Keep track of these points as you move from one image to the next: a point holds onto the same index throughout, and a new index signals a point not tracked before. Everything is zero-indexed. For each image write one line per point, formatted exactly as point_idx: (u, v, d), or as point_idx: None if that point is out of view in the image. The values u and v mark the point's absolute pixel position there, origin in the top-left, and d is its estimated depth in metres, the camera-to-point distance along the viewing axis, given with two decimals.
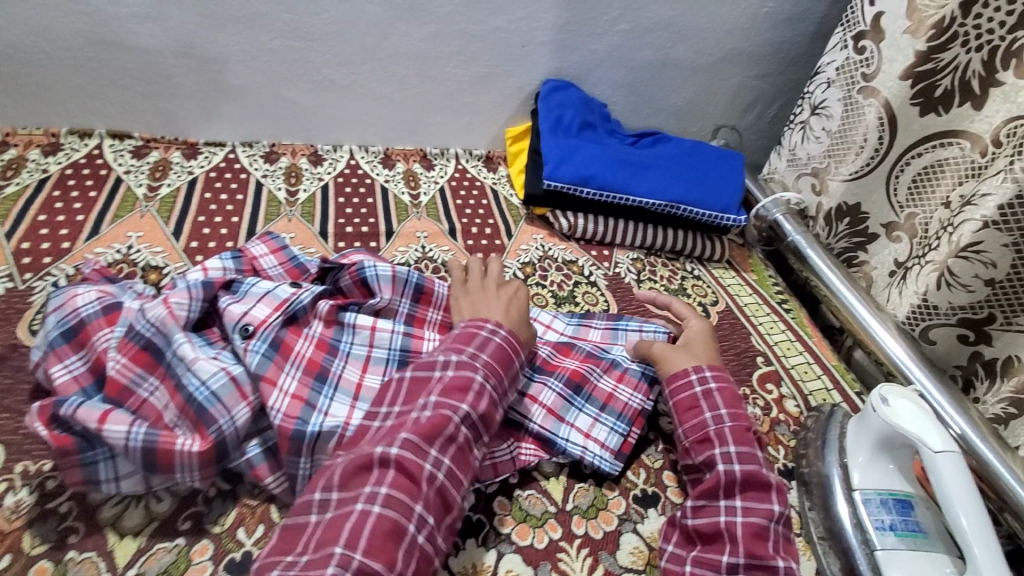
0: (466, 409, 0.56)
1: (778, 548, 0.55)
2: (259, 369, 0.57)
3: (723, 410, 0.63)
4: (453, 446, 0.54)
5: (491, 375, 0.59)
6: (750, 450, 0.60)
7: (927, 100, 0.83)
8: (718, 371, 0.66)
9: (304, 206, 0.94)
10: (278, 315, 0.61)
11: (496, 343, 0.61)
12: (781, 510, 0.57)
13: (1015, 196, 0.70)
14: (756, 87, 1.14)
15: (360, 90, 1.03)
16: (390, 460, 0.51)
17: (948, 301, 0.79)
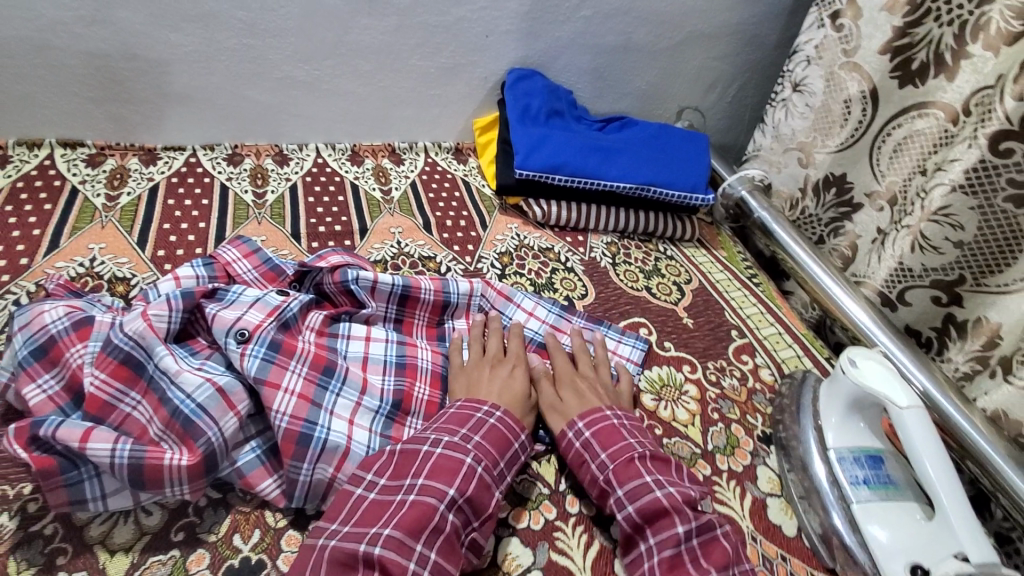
0: (453, 494, 0.52)
1: (699, 567, 0.53)
2: (260, 373, 0.56)
3: (603, 456, 0.61)
4: (440, 537, 0.50)
5: (483, 458, 0.56)
6: (639, 480, 0.58)
7: (905, 73, 0.86)
8: (592, 417, 0.63)
9: (273, 208, 0.92)
10: (272, 320, 0.61)
11: (490, 425, 0.59)
12: (687, 530, 0.54)
13: (979, 160, 0.75)
14: (716, 68, 1.17)
15: (324, 86, 1.01)
16: (374, 561, 0.47)
17: (922, 263, 0.84)
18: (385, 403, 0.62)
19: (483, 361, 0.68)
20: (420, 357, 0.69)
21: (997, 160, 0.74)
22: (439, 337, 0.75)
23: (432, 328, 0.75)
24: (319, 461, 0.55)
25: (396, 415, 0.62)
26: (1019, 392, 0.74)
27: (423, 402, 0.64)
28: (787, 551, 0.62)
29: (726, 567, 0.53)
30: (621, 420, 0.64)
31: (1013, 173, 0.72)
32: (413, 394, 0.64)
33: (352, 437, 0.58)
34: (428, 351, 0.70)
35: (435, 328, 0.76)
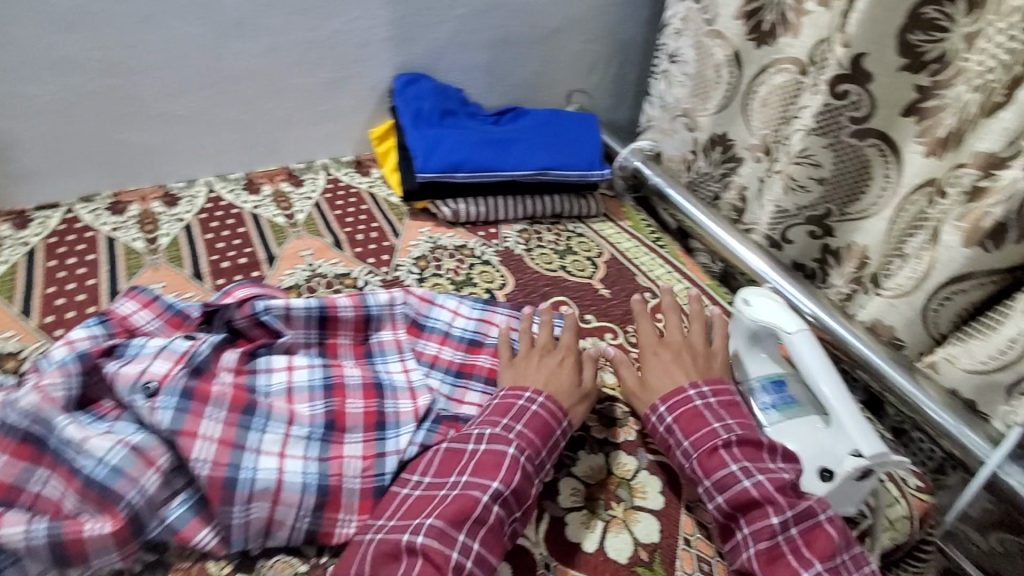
0: (496, 486, 0.56)
1: (801, 558, 0.56)
2: (173, 425, 0.54)
3: (687, 443, 0.64)
4: (483, 528, 0.54)
5: (525, 447, 0.60)
6: (725, 470, 0.61)
7: (759, 34, 0.95)
8: (674, 400, 0.67)
9: (170, 251, 0.88)
10: (181, 367, 0.59)
11: (532, 412, 0.63)
12: (783, 520, 0.57)
13: (824, 105, 0.84)
14: (595, 49, 1.22)
15: (204, 117, 0.97)
16: (416, 548, 0.52)
17: (795, 203, 0.93)
18: (316, 427, 0.61)
19: (531, 352, 0.72)
20: (347, 376, 0.68)
21: (837, 102, 0.83)
22: (366, 353, 0.75)
23: (358, 345, 0.75)
24: (251, 500, 0.54)
25: (332, 435, 0.61)
26: (886, 301, 0.81)
27: (359, 415, 0.64)
28: None
29: (831, 555, 0.56)
30: (705, 402, 0.66)
31: (851, 112, 0.82)
32: (346, 411, 0.64)
33: (285, 469, 0.56)
34: (356, 368, 0.70)
35: (361, 345, 0.75)
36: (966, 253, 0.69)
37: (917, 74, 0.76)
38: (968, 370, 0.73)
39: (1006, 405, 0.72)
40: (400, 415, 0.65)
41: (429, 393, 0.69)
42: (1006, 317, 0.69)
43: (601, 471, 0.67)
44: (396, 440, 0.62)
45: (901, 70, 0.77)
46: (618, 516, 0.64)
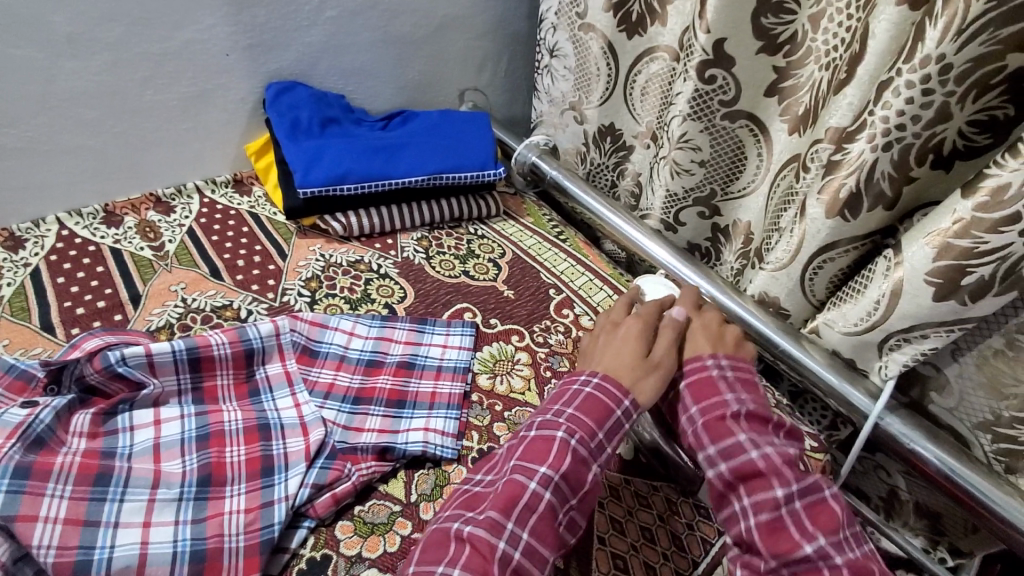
0: (545, 473, 0.54)
1: (805, 532, 0.53)
2: (6, 511, 0.48)
3: (694, 409, 0.62)
4: (533, 516, 0.52)
5: (576, 430, 0.57)
6: (732, 438, 0.58)
7: (629, 24, 0.97)
8: (690, 368, 0.64)
9: (11, 302, 0.78)
10: (14, 442, 0.51)
11: (587, 394, 0.59)
12: (787, 492, 0.55)
13: (695, 91, 0.86)
14: (482, 46, 1.20)
15: (42, 147, 0.86)
16: (463, 537, 0.51)
17: (682, 187, 0.96)
18: (189, 485, 0.55)
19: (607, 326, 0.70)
20: (227, 420, 0.62)
21: (707, 88, 0.85)
22: (250, 392, 0.68)
23: (240, 384, 0.68)
24: None
25: (208, 491, 0.56)
26: (771, 275, 0.85)
27: (240, 462, 0.59)
28: (629, 474, 0.69)
29: (834, 530, 0.53)
30: (722, 373, 0.63)
31: (721, 95, 0.85)
32: (224, 461, 0.58)
33: (150, 539, 0.51)
34: (237, 410, 0.64)
35: (244, 383, 0.69)
36: (829, 223, 0.73)
37: (773, 56, 0.81)
38: (844, 332, 0.78)
39: (879, 360, 0.77)
40: (290, 455, 0.61)
41: (323, 425, 0.64)
42: (869, 279, 0.73)
43: None
44: (285, 485, 0.58)
45: (759, 53, 0.81)
46: None
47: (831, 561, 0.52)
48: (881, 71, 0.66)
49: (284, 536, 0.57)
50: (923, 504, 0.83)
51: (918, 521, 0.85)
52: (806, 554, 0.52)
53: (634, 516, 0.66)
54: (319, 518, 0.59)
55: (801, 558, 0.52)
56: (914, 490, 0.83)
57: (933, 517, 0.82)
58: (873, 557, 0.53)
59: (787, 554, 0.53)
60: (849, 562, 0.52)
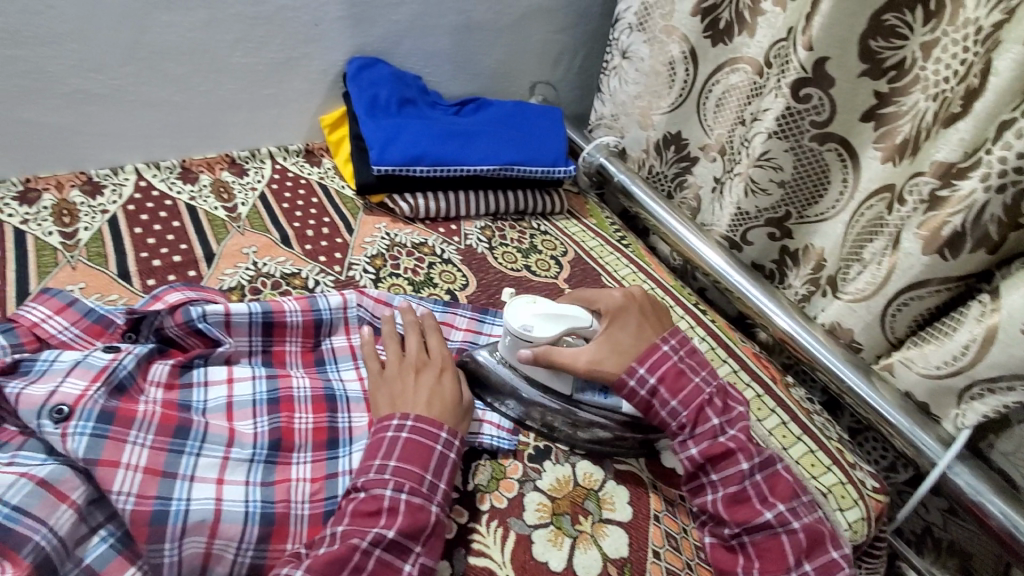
0: (379, 531, 0.50)
1: (766, 500, 0.61)
2: (90, 453, 0.47)
3: (673, 401, 0.64)
4: None
5: (404, 483, 0.53)
6: (708, 424, 0.63)
7: (715, 32, 0.94)
8: (652, 360, 0.65)
9: (90, 247, 0.79)
10: (99, 385, 0.51)
11: (404, 441, 0.55)
12: (751, 465, 0.62)
13: (785, 108, 0.84)
14: (559, 41, 1.19)
15: (129, 97, 0.86)
16: None
17: (755, 206, 0.93)
18: (261, 447, 0.56)
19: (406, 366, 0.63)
20: (297, 387, 0.62)
21: (800, 106, 0.83)
22: (316, 361, 0.69)
23: (308, 352, 0.69)
24: (185, 536, 0.48)
25: (277, 456, 0.56)
26: (847, 306, 0.84)
27: (308, 431, 0.59)
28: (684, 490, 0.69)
29: (791, 496, 0.61)
30: (680, 358, 0.66)
31: (813, 116, 0.82)
32: (294, 427, 0.58)
33: (223, 497, 0.51)
34: (305, 377, 0.64)
35: (311, 351, 0.69)
36: (925, 259, 0.72)
37: (876, 80, 0.77)
38: (923, 373, 0.76)
39: (957, 408, 0.75)
40: (354, 430, 0.61)
41: None
42: (961, 323, 0.72)
43: (567, 483, 0.65)
44: (351, 459, 0.58)
45: (862, 76, 0.78)
46: (586, 531, 0.61)
47: (788, 526, 0.59)
48: (1001, 110, 0.65)
49: None
50: (957, 544, 0.83)
51: (948, 560, 0.85)
52: (767, 521, 0.59)
53: (689, 535, 0.65)
54: None
55: (761, 526, 0.59)
56: (950, 529, 0.84)
57: (963, 557, 0.83)
58: (820, 519, 0.61)
59: (750, 521, 0.60)
60: (804, 526, 0.59)
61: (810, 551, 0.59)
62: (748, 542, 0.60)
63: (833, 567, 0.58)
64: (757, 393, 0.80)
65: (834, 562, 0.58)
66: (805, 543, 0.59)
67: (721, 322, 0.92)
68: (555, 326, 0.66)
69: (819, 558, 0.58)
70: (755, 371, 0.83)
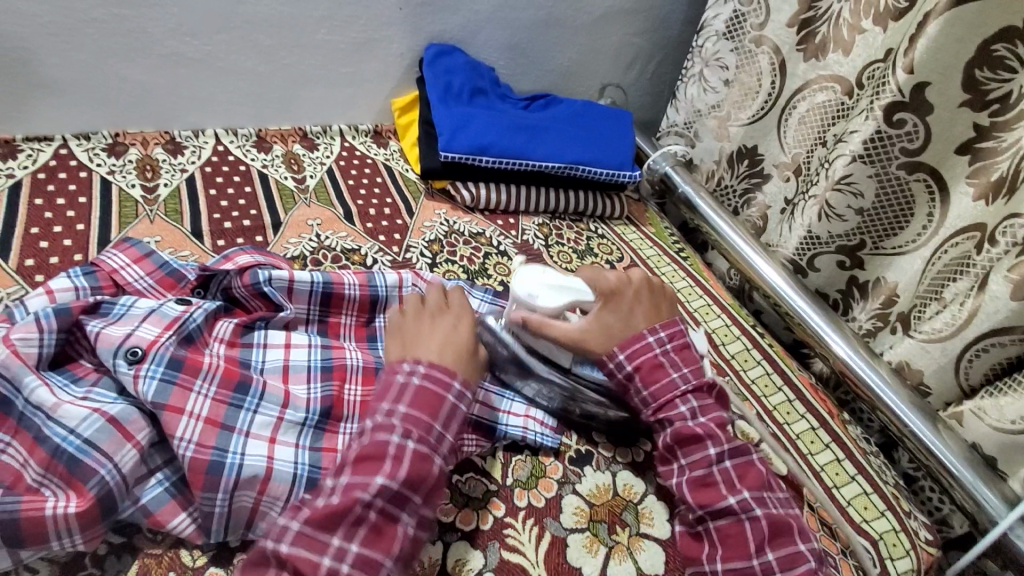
0: (381, 481, 0.48)
1: (732, 487, 0.57)
2: (158, 398, 0.49)
3: (644, 389, 0.62)
4: (361, 529, 0.47)
5: (413, 430, 0.51)
6: (675, 410, 0.61)
7: (808, 46, 0.91)
8: (633, 348, 0.63)
9: (168, 203, 0.82)
10: (171, 334, 0.53)
11: (416, 388, 0.54)
12: (719, 452, 0.59)
13: (875, 132, 0.80)
14: (635, 44, 1.17)
15: (218, 64, 0.89)
16: (284, 557, 0.45)
17: (828, 231, 0.89)
18: (312, 414, 0.56)
19: (421, 316, 0.61)
20: (351, 359, 0.63)
21: (891, 131, 0.79)
22: (369, 337, 0.69)
23: (361, 328, 0.69)
24: (237, 489, 0.50)
25: (327, 424, 0.57)
26: (919, 345, 0.80)
27: (356, 403, 0.60)
28: None
29: (760, 487, 0.57)
30: (664, 351, 0.63)
31: (904, 143, 0.78)
32: (344, 398, 0.59)
33: (275, 457, 0.52)
34: (358, 350, 0.65)
35: (364, 327, 0.70)
36: (1011, 306, 0.69)
37: (978, 112, 0.72)
38: (995, 428, 0.74)
39: None
40: None
41: None
42: None
43: (606, 491, 0.63)
44: None
45: (962, 106, 0.73)
46: (622, 542, 0.60)
47: (751, 513, 0.56)
48: None
49: None
50: None
51: None
52: (729, 506, 0.56)
53: None
54: None
55: (725, 510, 0.56)
56: None
57: None
58: (793, 514, 0.57)
59: (711, 506, 0.57)
60: (767, 514, 0.56)
61: (773, 540, 0.55)
62: (711, 527, 0.57)
63: (798, 559, 0.54)
64: (810, 425, 0.77)
65: (799, 554, 0.54)
66: (767, 531, 0.55)
67: (778, 347, 0.88)
68: (556, 299, 0.64)
69: (784, 547, 0.54)
70: (812, 402, 0.80)
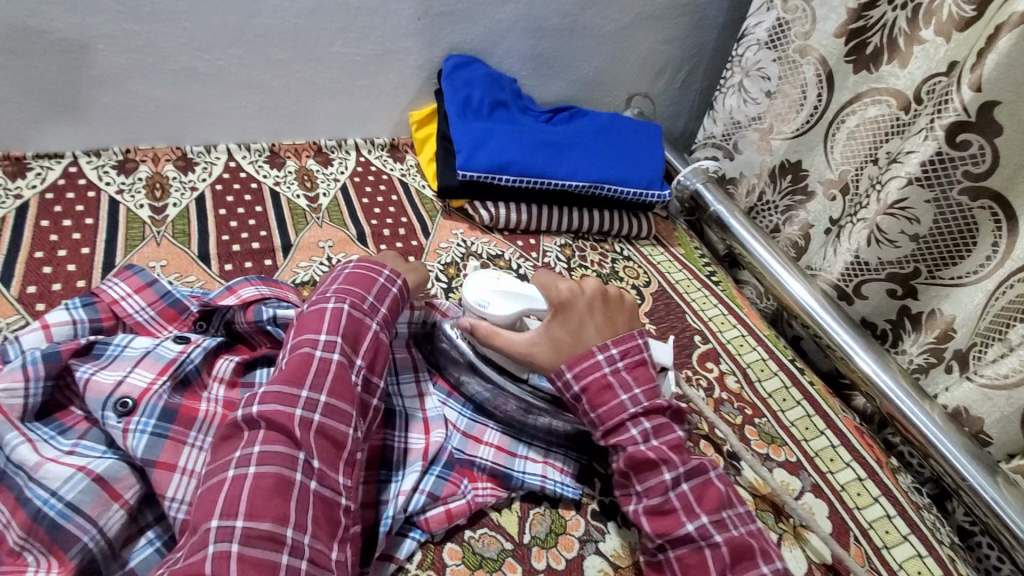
0: (326, 336, 0.52)
1: (690, 513, 0.52)
2: (149, 454, 0.45)
3: (592, 412, 0.57)
4: (326, 378, 0.49)
5: (346, 297, 0.55)
6: (625, 433, 0.55)
7: (860, 57, 0.84)
8: (582, 366, 0.57)
9: (176, 225, 0.79)
10: (166, 379, 0.49)
11: (346, 272, 0.58)
12: (675, 476, 0.53)
13: (935, 153, 0.73)
14: (665, 52, 1.10)
15: (230, 78, 0.86)
16: (257, 419, 0.45)
17: (878, 257, 0.82)
18: None
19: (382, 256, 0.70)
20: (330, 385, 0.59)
21: (953, 152, 0.72)
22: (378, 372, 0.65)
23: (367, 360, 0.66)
24: None
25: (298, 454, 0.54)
26: (980, 390, 0.75)
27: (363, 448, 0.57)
28: None
29: (718, 510, 0.52)
30: (615, 369, 0.57)
31: (968, 166, 0.71)
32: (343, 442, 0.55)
33: None
34: None
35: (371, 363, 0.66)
36: None
37: None
38: None
39: None
40: (409, 452, 0.59)
41: (445, 428, 0.61)
42: None
43: (632, 551, 0.58)
44: (401, 483, 0.56)
45: None
46: None
47: (711, 539, 0.51)
48: None
49: (391, 544, 0.54)
50: None
51: None
52: (687, 533, 0.51)
53: None
54: (429, 532, 0.55)
55: (684, 538, 0.51)
56: None
57: None
58: (755, 534, 0.52)
59: (669, 534, 0.52)
60: (727, 539, 0.51)
61: (735, 567, 0.50)
62: (671, 557, 0.52)
63: None
64: (857, 475, 0.70)
65: None
66: (728, 558, 0.50)
67: (820, 385, 0.81)
68: (509, 308, 0.61)
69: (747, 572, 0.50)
70: (858, 450, 0.73)
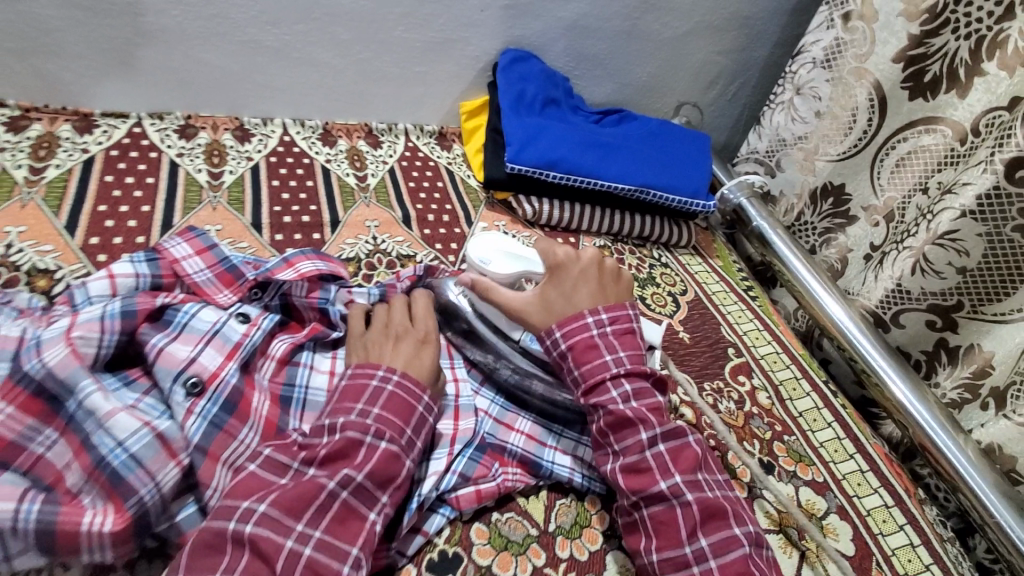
0: (348, 475, 0.47)
1: (665, 471, 0.53)
2: (202, 441, 0.48)
3: (576, 370, 0.57)
4: (327, 516, 0.45)
5: (385, 431, 0.50)
6: (606, 394, 0.56)
7: (917, 84, 0.83)
8: (571, 326, 0.58)
9: (231, 191, 0.81)
10: (233, 364, 0.52)
11: (389, 394, 0.52)
12: (652, 436, 0.54)
13: (993, 187, 0.72)
14: (718, 63, 1.10)
15: (294, 54, 0.88)
16: (244, 539, 0.42)
17: (920, 287, 0.81)
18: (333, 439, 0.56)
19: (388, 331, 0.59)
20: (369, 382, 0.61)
21: (1010, 188, 0.71)
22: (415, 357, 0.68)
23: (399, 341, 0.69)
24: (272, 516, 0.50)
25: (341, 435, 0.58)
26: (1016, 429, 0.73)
27: None
28: None
29: (693, 469, 0.53)
30: (602, 331, 0.58)
31: None
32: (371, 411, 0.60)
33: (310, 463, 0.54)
34: None
35: None
36: None
37: None
38: None
39: None
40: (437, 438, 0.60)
41: (475, 415, 0.62)
42: None
43: None
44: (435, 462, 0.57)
45: None
46: None
47: (683, 497, 0.52)
48: None
49: (420, 518, 0.55)
50: None
51: None
52: (661, 491, 0.52)
53: None
54: (458, 510, 0.56)
55: (657, 495, 0.52)
56: None
57: None
58: (727, 497, 0.53)
59: (643, 490, 0.52)
60: (699, 498, 0.51)
61: (705, 525, 0.51)
62: (644, 514, 0.52)
63: (733, 544, 0.50)
64: (884, 502, 0.70)
65: (734, 537, 0.50)
66: (699, 516, 0.51)
67: (852, 409, 0.81)
68: (510, 267, 0.67)
69: (716, 531, 0.50)
70: (887, 478, 0.73)
